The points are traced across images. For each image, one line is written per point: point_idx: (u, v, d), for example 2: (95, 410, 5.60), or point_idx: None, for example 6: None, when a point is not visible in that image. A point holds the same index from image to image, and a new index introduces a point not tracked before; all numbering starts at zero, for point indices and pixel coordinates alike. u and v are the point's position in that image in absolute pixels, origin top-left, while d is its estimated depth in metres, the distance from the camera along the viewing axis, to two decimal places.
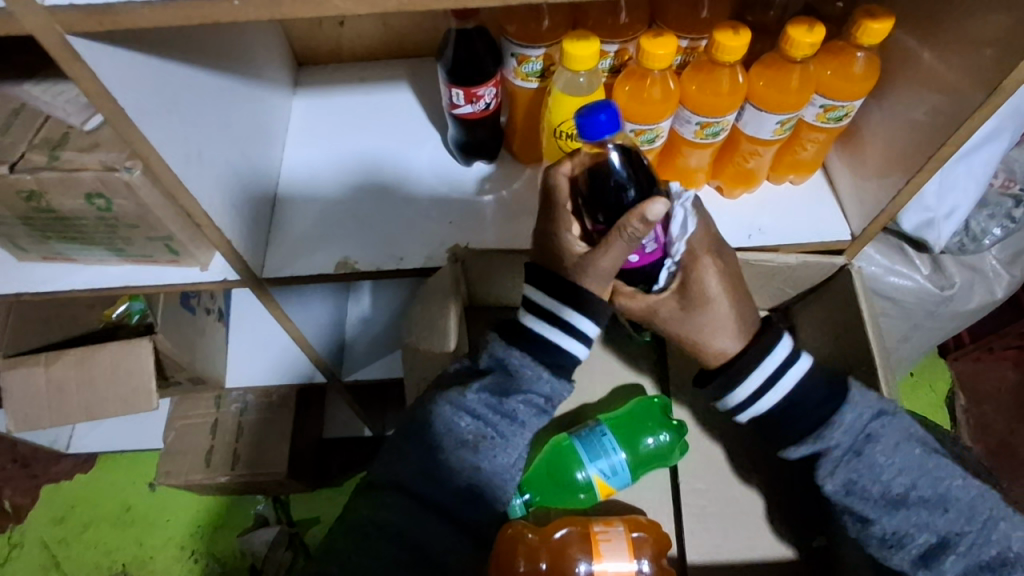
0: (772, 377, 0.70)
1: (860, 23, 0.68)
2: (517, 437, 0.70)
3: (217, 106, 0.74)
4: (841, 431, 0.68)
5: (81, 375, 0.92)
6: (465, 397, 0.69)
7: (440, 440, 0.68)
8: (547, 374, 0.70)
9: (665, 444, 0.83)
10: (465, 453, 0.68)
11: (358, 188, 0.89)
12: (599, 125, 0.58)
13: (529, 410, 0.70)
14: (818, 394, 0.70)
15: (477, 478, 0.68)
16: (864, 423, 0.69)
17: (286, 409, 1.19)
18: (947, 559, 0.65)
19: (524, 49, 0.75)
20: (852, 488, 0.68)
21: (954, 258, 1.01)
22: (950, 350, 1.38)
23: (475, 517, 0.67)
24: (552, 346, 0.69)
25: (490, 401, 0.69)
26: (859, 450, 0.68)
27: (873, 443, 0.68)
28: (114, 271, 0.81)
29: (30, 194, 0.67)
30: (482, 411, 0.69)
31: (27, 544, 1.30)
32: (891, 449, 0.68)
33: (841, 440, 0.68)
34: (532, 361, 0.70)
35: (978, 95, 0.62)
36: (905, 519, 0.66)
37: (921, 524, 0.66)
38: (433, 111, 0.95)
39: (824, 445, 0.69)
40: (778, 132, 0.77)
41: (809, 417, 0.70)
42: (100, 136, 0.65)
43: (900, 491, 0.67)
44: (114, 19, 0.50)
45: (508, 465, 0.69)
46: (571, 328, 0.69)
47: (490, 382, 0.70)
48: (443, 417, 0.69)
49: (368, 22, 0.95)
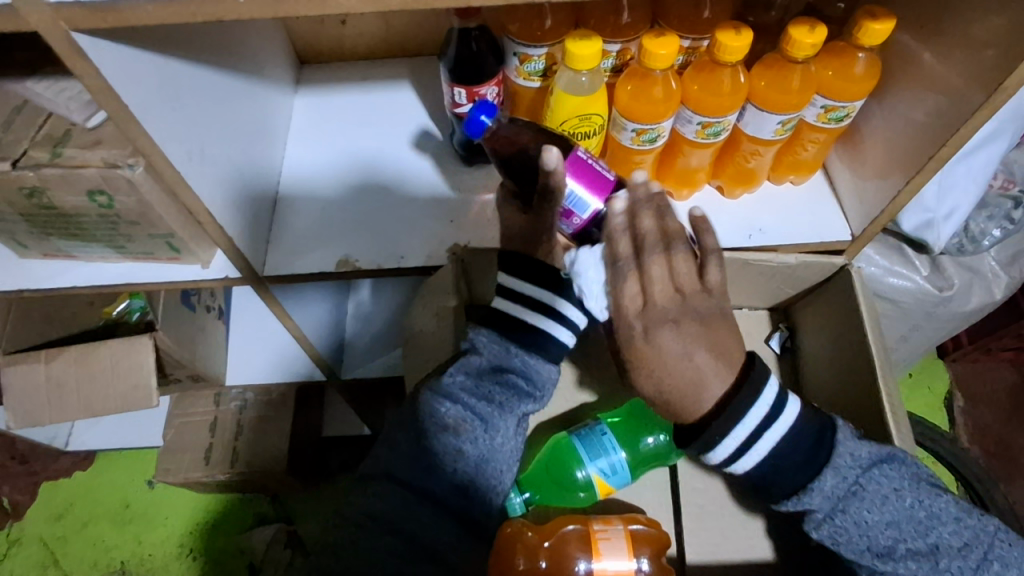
0: (737, 450, 0.68)
1: (861, 24, 0.68)
2: (498, 421, 0.70)
3: (219, 105, 0.74)
4: (820, 498, 0.67)
5: (81, 371, 0.92)
6: (444, 382, 0.71)
7: (423, 426, 0.69)
8: (522, 352, 0.71)
9: (664, 444, 0.84)
10: (446, 437, 0.68)
11: (357, 186, 0.89)
12: (477, 124, 0.69)
13: (507, 392, 0.71)
14: (803, 445, 0.68)
15: (462, 462, 0.67)
16: (853, 476, 0.67)
17: (284, 407, 1.20)
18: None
19: (526, 49, 0.75)
20: (837, 540, 0.67)
21: (952, 259, 1.01)
22: (948, 351, 1.38)
23: (467, 505, 0.67)
24: (542, 335, 0.71)
25: (467, 384, 0.70)
26: (843, 507, 0.67)
27: (858, 498, 0.67)
28: (114, 268, 0.81)
29: (32, 191, 0.67)
30: (460, 393, 0.70)
31: (25, 541, 1.30)
32: (878, 503, 0.66)
33: (822, 503, 0.68)
34: (503, 341, 0.72)
35: (979, 97, 0.63)
36: (892, 573, 0.66)
37: (910, 575, 0.66)
38: (434, 110, 0.95)
39: (809, 501, 0.68)
40: (779, 133, 0.77)
41: (797, 472, 0.68)
42: (102, 133, 0.65)
43: (887, 544, 0.66)
44: (119, 17, 0.50)
45: (492, 448, 0.69)
46: (559, 315, 0.71)
47: (465, 364, 0.72)
48: (426, 401, 0.70)
49: (369, 21, 0.95)
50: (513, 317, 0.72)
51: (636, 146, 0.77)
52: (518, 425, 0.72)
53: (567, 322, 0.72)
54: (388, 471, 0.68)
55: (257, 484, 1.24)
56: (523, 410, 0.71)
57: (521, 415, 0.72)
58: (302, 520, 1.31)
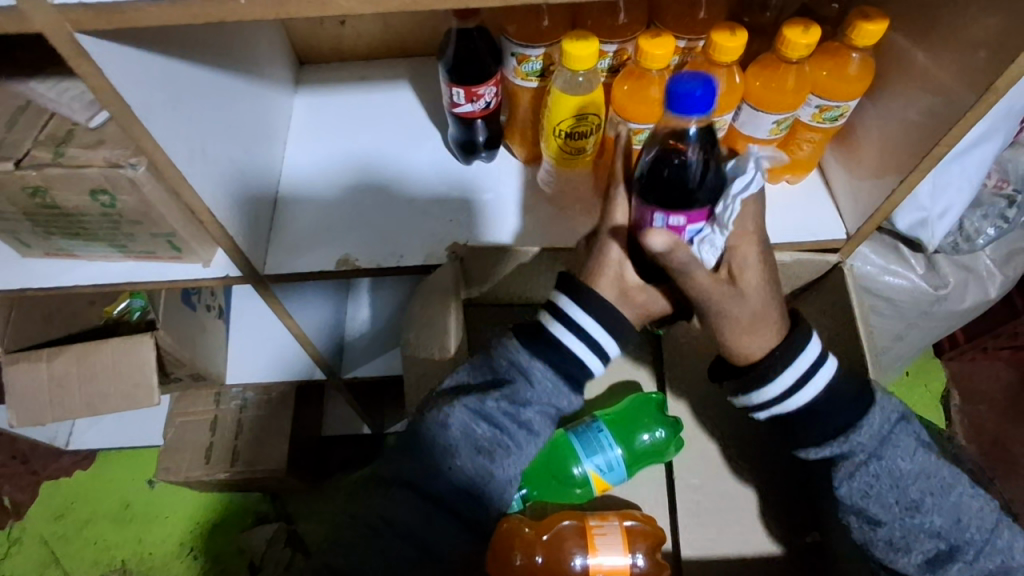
0: (784, 393, 0.67)
1: (855, 24, 0.69)
2: (530, 448, 0.70)
3: (220, 105, 0.74)
4: (867, 435, 0.67)
5: (82, 370, 0.93)
6: (484, 404, 0.68)
7: (455, 445, 0.68)
8: (568, 390, 0.70)
9: (661, 440, 0.84)
10: (480, 459, 0.68)
11: (357, 186, 0.90)
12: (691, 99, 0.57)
13: (545, 421, 0.70)
14: (840, 399, 0.68)
15: (491, 484, 0.68)
16: (886, 428, 0.68)
17: (284, 406, 1.20)
18: (954, 567, 0.66)
19: (524, 49, 0.76)
20: (868, 492, 0.68)
21: (948, 258, 1.02)
22: (945, 349, 1.39)
23: (484, 521, 0.68)
24: (551, 341, 0.69)
25: (510, 407, 0.68)
26: (880, 454, 0.68)
27: (891, 447, 0.68)
28: (116, 267, 0.82)
29: (35, 190, 0.67)
30: (498, 417, 0.68)
31: (26, 540, 1.31)
32: (909, 455, 0.68)
33: (866, 444, 0.67)
34: (555, 377, 0.69)
35: (970, 97, 0.64)
36: (917, 526, 0.67)
37: (931, 531, 0.67)
38: (433, 110, 0.96)
39: (844, 448, 0.68)
40: (774, 132, 0.78)
41: (832, 422, 0.68)
42: (105, 133, 0.66)
43: (917, 497, 0.67)
44: (123, 18, 0.51)
45: (516, 472, 0.70)
46: (569, 321, 0.69)
47: (512, 392, 0.69)
48: (461, 419, 0.68)
49: (369, 22, 0.96)
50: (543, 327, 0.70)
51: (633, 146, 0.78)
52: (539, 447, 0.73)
53: (579, 329, 0.68)
54: (398, 476, 0.67)
55: (257, 483, 1.25)
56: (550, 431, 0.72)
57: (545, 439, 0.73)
58: (301, 519, 1.32)
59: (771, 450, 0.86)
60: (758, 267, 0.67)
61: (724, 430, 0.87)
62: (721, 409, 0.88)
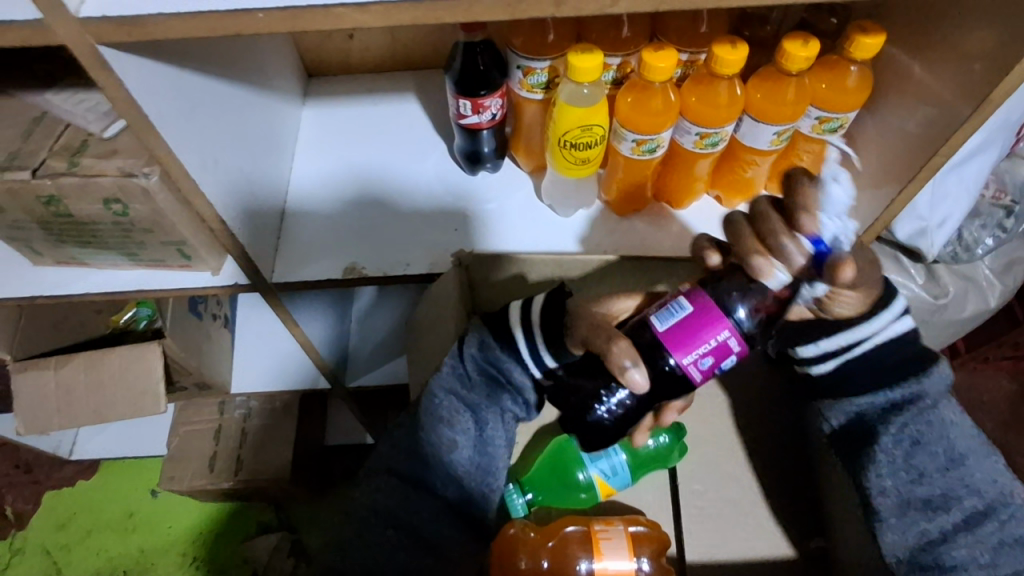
0: (864, 336, 0.73)
1: (853, 38, 0.70)
2: (490, 417, 0.74)
3: (230, 116, 0.76)
4: (932, 382, 0.72)
5: (89, 379, 0.94)
6: (440, 376, 0.75)
7: (421, 420, 0.73)
8: (511, 355, 0.73)
9: (664, 444, 0.87)
10: (441, 428, 0.72)
11: (362, 196, 0.91)
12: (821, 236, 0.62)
13: (498, 388, 0.74)
14: (906, 355, 0.74)
15: (455, 451, 0.71)
16: (947, 382, 0.74)
17: (288, 415, 1.21)
18: (989, 526, 0.68)
19: (529, 62, 0.78)
20: (919, 441, 0.71)
21: (947, 268, 1.03)
22: (948, 359, 1.39)
23: (461, 497, 0.71)
24: (513, 346, 0.73)
25: (461, 372, 0.75)
26: (935, 404, 0.72)
27: (948, 400, 0.73)
28: (125, 276, 0.83)
29: (49, 199, 0.69)
30: (453, 384, 0.74)
31: (28, 550, 1.31)
32: (960, 412, 0.73)
33: (930, 389, 0.72)
34: (487, 335, 0.75)
35: (967, 108, 0.65)
36: (958, 481, 0.70)
37: (970, 490, 0.70)
38: (439, 122, 0.98)
39: (909, 393, 0.72)
40: (775, 143, 0.80)
41: (893, 372, 0.74)
42: (119, 143, 0.67)
43: (961, 453, 0.71)
44: (142, 30, 0.52)
45: (483, 440, 0.73)
46: (530, 338, 0.72)
47: (457, 361, 0.75)
48: (424, 393, 0.74)
49: (376, 35, 0.98)
50: (507, 314, 0.75)
51: (636, 156, 0.79)
52: (508, 422, 0.75)
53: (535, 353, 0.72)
54: (389, 464, 0.72)
55: (260, 493, 1.25)
56: (512, 411, 0.75)
57: (509, 413, 0.75)
58: (304, 528, 1.32)
59: (773, 456, 0.87)
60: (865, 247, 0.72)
61: (727, 436, 0.88)
62: (723, 416, 0.89)
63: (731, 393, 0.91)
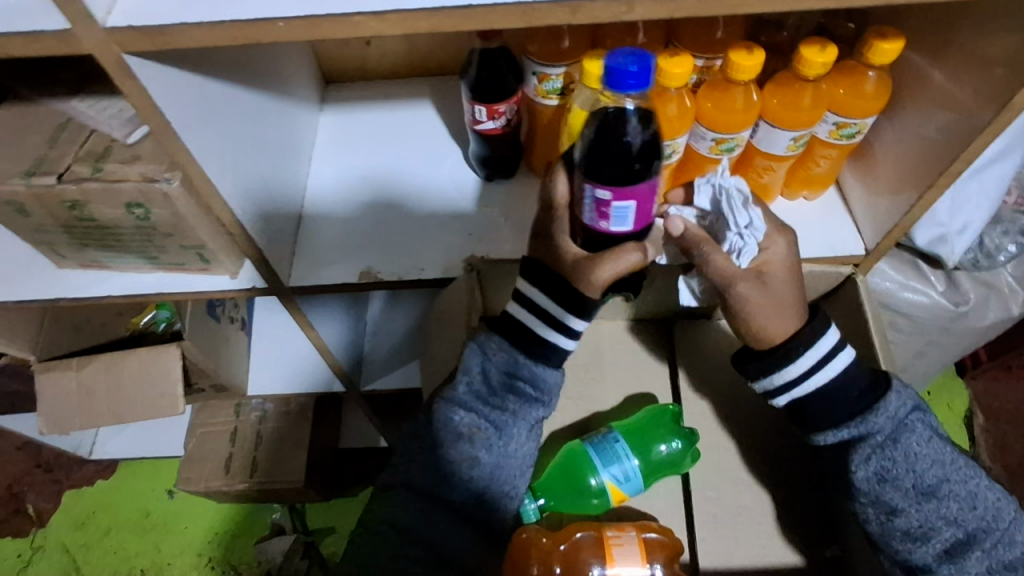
0: (803, 373, 0.71)
1: (870, 43, 0.70)
2: (512, 428, 0.74)
3: (250, 121, 0.77)
4: (885, 418, 0.70)
5: (110, 380, 0.95)
6: (456, 392, 0.74)
7: (439, 435, 0.73)
8: (530, 360, 0.73)
9: (677, 451, 0.85)
10: (461, 446, 0.72)
11: (378, 201, 0.92)
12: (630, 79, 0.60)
13: (517, 399, 0.74)
14: (859, 385, 0.71)
15: (477, 468, 0.72)
16: (903, 413, 0.71)
17: (304, 418, 1.22)
18: (972, 555, 0.69)
19: (544, 68, 0.79)
20: (885, 476, 0.70)
21: (969, 274, 1.01)
22: (968, 368, 1.37)
23: (483, 513, 0.72)
24: (546, 345, 0.72)
25: (479, 390, 0.74)
26: (896, 437, 0.70)
27: (908, 431, 0.71)
28: (145, 279, 0.84)
29: (73, 203, 0.70)
30: (472, 402, 0.74)
31: (48, 548, 1.33)
32: (925, 440, 0.71)
33: (884, 426, 0.70)
34: (509, 349, 0.73)
35: (987, 114, 0.64)
36: (933, 512, 0.70)
37: (948, 519, 0.70)
38: (454, 127, 0.99)
39: (860, 431, 0.70)
40: (792, 149, 0.79)
41: (851, 403, 0.71)
42: (141, 149, 0.68)
43: (932, 483, 0.70)
44: (164, 40, 0.53)
45: (505, 454, 0.73)
46: (569, 331, 0.72)
47: (473, 377, 0.74)
48: (440, 409, 0.74)
49: (394, 42, 0.99)
50: (523, 321, 0.73)
51: None
52: (531, 431, 0.75)
53: (574, 333, 0.72)
54: (405, 479, 0.74)
55: (275, 494, 1.26)
56: (534, 416, 0.75)
57: (534, 420, 0.75)
58: (319, 531, 1.33)
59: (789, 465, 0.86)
60: (784, 257, 0.71)
61: (741, 442, 0.88)
62: (736, 423, 0.89)
63: (746, 399, 0.90)
